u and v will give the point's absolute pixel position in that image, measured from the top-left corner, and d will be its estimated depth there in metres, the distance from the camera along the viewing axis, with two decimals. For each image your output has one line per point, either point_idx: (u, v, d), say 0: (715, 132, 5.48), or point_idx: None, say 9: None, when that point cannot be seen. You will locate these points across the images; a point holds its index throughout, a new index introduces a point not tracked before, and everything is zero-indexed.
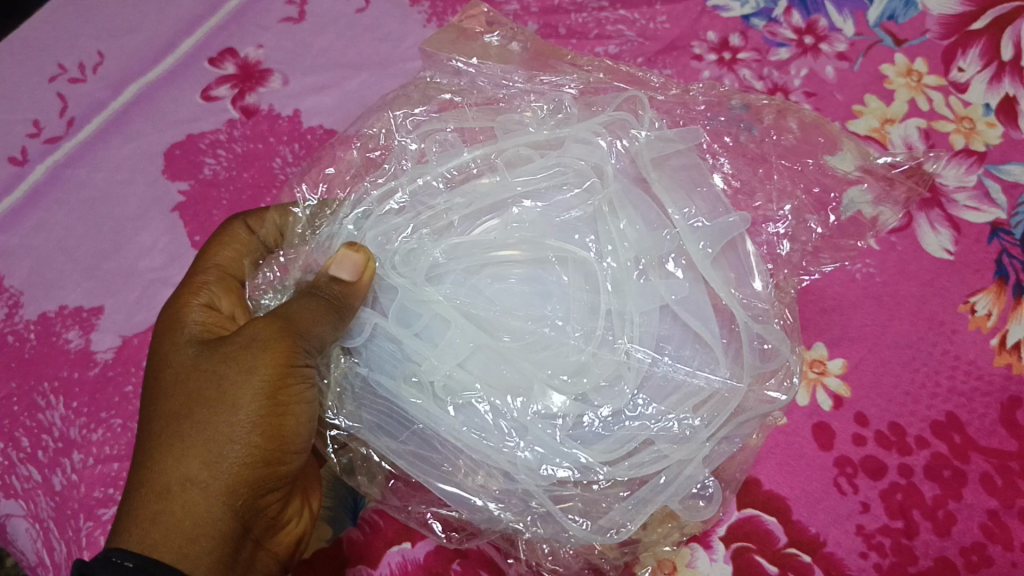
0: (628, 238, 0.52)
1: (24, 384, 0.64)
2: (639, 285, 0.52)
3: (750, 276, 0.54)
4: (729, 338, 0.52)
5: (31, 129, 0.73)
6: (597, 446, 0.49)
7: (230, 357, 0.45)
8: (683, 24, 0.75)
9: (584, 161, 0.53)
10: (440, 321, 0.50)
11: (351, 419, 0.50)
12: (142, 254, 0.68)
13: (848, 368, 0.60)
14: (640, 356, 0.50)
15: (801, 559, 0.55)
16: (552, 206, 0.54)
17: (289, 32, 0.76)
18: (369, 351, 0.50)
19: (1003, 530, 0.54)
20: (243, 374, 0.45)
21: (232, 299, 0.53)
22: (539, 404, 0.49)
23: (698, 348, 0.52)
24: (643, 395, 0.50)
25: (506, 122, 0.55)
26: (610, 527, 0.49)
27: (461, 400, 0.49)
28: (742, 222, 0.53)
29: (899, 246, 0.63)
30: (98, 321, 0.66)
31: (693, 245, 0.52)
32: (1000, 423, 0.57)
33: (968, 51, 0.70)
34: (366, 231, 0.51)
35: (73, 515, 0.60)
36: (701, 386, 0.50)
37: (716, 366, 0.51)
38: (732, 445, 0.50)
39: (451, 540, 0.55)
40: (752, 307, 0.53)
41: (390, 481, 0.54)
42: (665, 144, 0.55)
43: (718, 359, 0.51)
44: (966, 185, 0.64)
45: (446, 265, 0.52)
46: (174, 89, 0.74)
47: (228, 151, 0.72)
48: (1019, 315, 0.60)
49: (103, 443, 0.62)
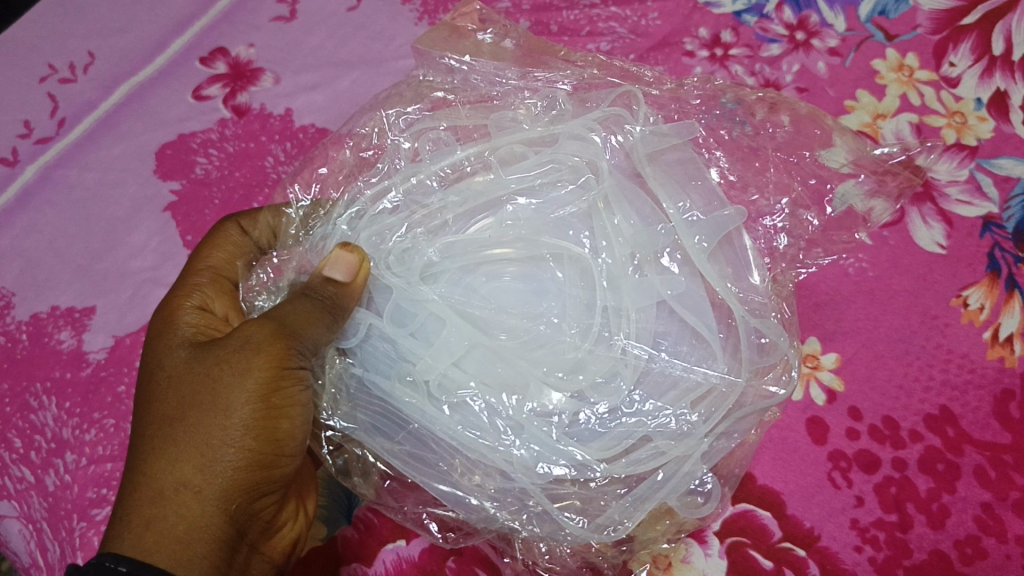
0: (623, 234, 0.52)
1: (17, 384, 0.63)
2: (635, 280, 0.51)
3: (748, 270, 0.54)
4: (726, 332, 0.52)
5: (22, 129, 0.72)
6: (594, 443, 0.49)
7: (224, 359, 0.45)
8: (674, 20, 0.75)
9: (578, 157, 0.54)
10: (435, 320, 0.50)
11: (347, 420, 0.50)
12: (134, 254, 0.68)
13: (842, 363, 0.60)
14: (637, 353, 0.50)
15: (796, 554, 0.55)
16: (548, 202, 0.54)
17: (280, 31, 0.76)
18: (364, 351, 0.50)
19: (997, 523, 0.54)
20: (236, 377, 0.45)
21: (225, 301, 0.53)
22: (536, 402, 0.49)
23: (696, 343, 0.52)
24: (641, 391, 0.50)
25: (500, 119, 0.55)
26: (608, 524, 0.49)
27: (456, 399, 0.49)
28: (739, 215, 0.53)
29: (891, 241, 0.63)
30: (90, 322, 0.65)
31: (688, 240, 0.52)
32: (994, 416, 0.57)
33: (959, 46, 0.70)
34: (360, 231, 0.51)
35: (66, 516, 0.59)
36: (699, 381, 0.50)
37: (715, 361, 0.51)
38: (731, 442, 0.51)
39: (447, 540, 0.55)
40: (749, 301, 0.53)
41: (385, 481, 0.54)
42: (659, 139, 0.55)
43: (716, 353, 0.51)
44: (958, 179, 0.65)
45: (440, 263, 0.51)
46: (166, 89, 0.74)
47: (219, 151, 0.71)
48: (1011, 308, 0.60)
49: (95, 443, 0.61)
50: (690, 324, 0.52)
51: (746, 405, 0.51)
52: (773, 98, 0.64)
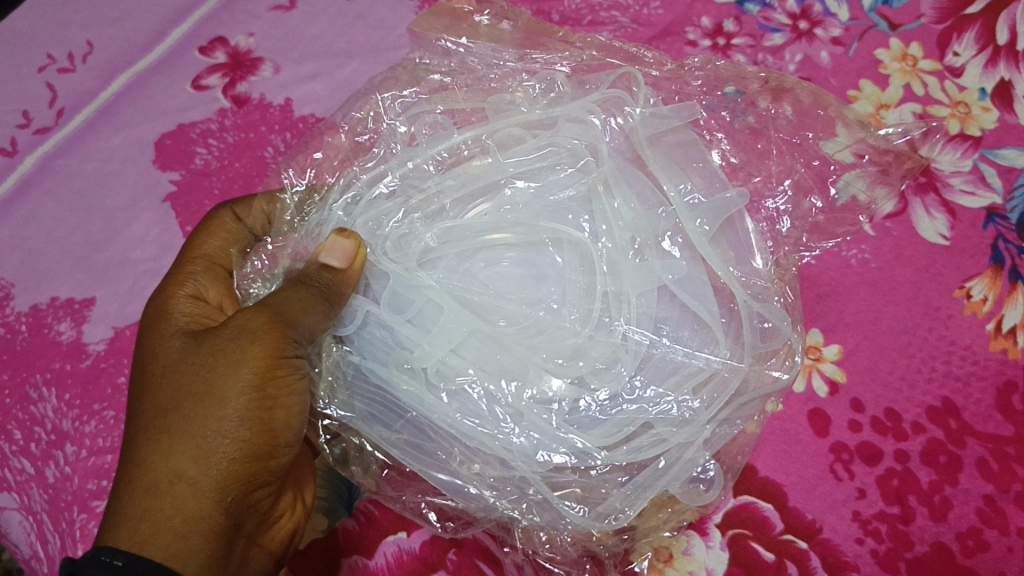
0: (623, 218, 0.52)
1: (16, 376, 0.63)
2: (635, 265, 0.51)
3: (751, 254, 0.54)
4: (728, 317, 0.52)
5: (20, 119, 0.72)
6: (595, 430, 0.49)
7: (218, 349, 0.45)
8: (677, 9, 0.74)
9: (577, 140, 0.53)
10: (433, 306, 0.50)
11: (344, 409, 0.50)
12: (134, 245, 0.68)
13: (844, 354, 0.59)
14: (637, 339, 0.50)
15: (798, 546, 0.55)
16: (547, 185, 0.53)
17: (279, 20, 0.76)
18: (362, 338, 0.50)
19: (999, 515, 0.54)
20: (230, 366, 0.44)
21: (220, 290, 0.53)
22: (535, 389, 0.49)
23: (697, 327, 0.51)
24: (641, 377, 0.50)
25: (498, 102, 0.55)
26: (608, 513, 0.49)
27: (454, 386, 0.48)
28: (740, 198, 0.53)
29: (894, 231, 0.63)
30: (90, 313, 0.65)
31: (690, 223, 0.52)
32: (996, 408, 0.57)
33: (964, 36, 0.69)
34: (356, 217, 0.51)
35: (66, 508, 0.59)
36: (701, 367, 0.50)
37: (716, 346, 0.51)
38: (732, 427, 0.50)
39: (446, 529, 0.55)
40: (751, 286, 0.53)
41: (384, 471, 0.54)
42: (659, 121, 0.55)
43: (717, 340, 0.51)
44: (961, 170, 0.64)
45: (438, 249, 0.51)
46: (165, 79, 0.74)
47: (219, 141, 0.71)
48: (1014, 300, 0.59)
49: (96, 435, 0.61)
50: (691, 311, 0.52)
51: (748, 390, 0.51)
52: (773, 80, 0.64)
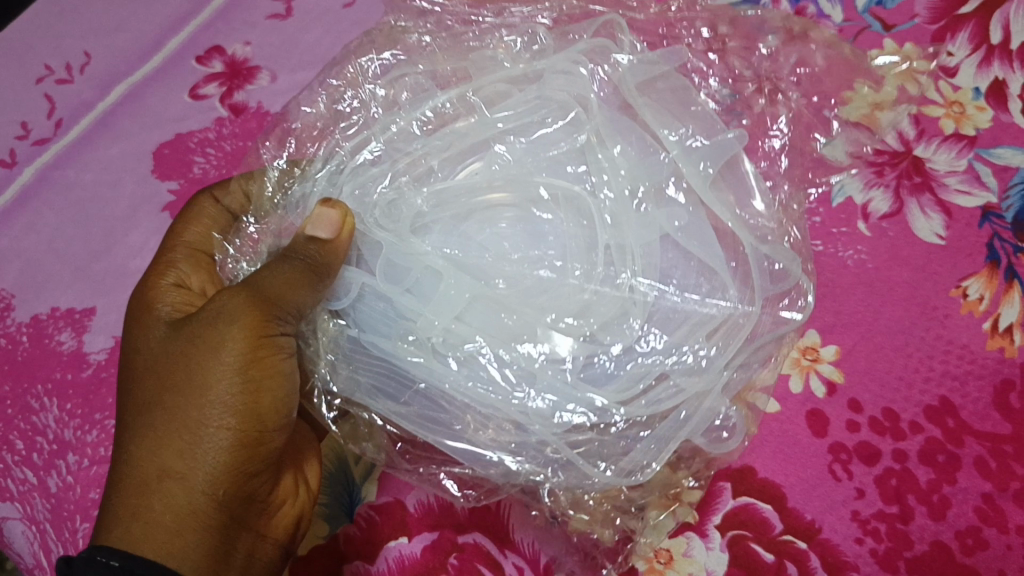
0: (622, 166, 0.50)
1: (18, 387, 0.63)
2: (639, 215, 0.49)
3: (751, 196, 0.54)
4: (737, 263, 0.51)
5: (19, 131, 0.72)
6: (609, 387, 0.48)
7: (199, 335, 0.46)
8: None
9: (565, 92, 0.52)
10: (430, 274, 0.47)
11: (349, 384, 0.50)
12: (134, 255, 0.68)
13: (841, 354, 0.60)
14: (645, 290, 0.48)
15: (797, 546, 0.55)
16: (536, 141, 0.51)
17: (276, 28, 0.76)
18: (357, 309, 0.49)
19: (997, 514, 0.54)
20: (212, 351, 0.46)
21: (201, 276, 0.55)
22: (545, 347, 0.47)
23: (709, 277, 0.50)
24: (653, 329, 0.49)
25: (478, 58, 0.55)
26: (633, 470, 0.48)
27: (462, 354, 0.47)
28: (740, 139, 0.53)
29: (890, 232, 0.63)
30: (90, 322, 0.65)
31: (693, 167, 0.51)
32: (993, 407, 0.56)
33: (957, 36, 0.70)
34: (343, 186, 0.50)
35: (70, 517, 0.59)
36: (713, 314, 0.49)
37: (726, 290, 0.50)
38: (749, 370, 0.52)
39: (467, 498, 0.54)
40: (757, 229, 0.54)
41: (397, 443, 0.54)
42: (648, 67, 0.54)
43: (726, 284, 0.50)
44: (957, 170, 0.65)
45: (430, 213, 0.49)
46: (163, 88, 0.74)
47: (217, 150, 0.71)
48: (1011, 298, 0.59)
49: (97, 444, 0.61)
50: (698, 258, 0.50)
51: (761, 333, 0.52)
52: (765, 80, 0.67)
